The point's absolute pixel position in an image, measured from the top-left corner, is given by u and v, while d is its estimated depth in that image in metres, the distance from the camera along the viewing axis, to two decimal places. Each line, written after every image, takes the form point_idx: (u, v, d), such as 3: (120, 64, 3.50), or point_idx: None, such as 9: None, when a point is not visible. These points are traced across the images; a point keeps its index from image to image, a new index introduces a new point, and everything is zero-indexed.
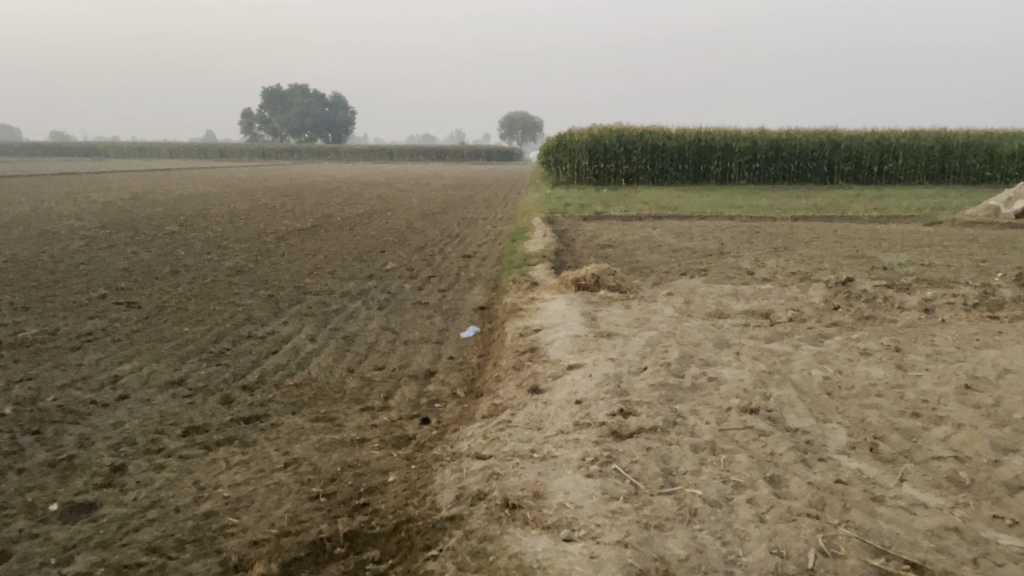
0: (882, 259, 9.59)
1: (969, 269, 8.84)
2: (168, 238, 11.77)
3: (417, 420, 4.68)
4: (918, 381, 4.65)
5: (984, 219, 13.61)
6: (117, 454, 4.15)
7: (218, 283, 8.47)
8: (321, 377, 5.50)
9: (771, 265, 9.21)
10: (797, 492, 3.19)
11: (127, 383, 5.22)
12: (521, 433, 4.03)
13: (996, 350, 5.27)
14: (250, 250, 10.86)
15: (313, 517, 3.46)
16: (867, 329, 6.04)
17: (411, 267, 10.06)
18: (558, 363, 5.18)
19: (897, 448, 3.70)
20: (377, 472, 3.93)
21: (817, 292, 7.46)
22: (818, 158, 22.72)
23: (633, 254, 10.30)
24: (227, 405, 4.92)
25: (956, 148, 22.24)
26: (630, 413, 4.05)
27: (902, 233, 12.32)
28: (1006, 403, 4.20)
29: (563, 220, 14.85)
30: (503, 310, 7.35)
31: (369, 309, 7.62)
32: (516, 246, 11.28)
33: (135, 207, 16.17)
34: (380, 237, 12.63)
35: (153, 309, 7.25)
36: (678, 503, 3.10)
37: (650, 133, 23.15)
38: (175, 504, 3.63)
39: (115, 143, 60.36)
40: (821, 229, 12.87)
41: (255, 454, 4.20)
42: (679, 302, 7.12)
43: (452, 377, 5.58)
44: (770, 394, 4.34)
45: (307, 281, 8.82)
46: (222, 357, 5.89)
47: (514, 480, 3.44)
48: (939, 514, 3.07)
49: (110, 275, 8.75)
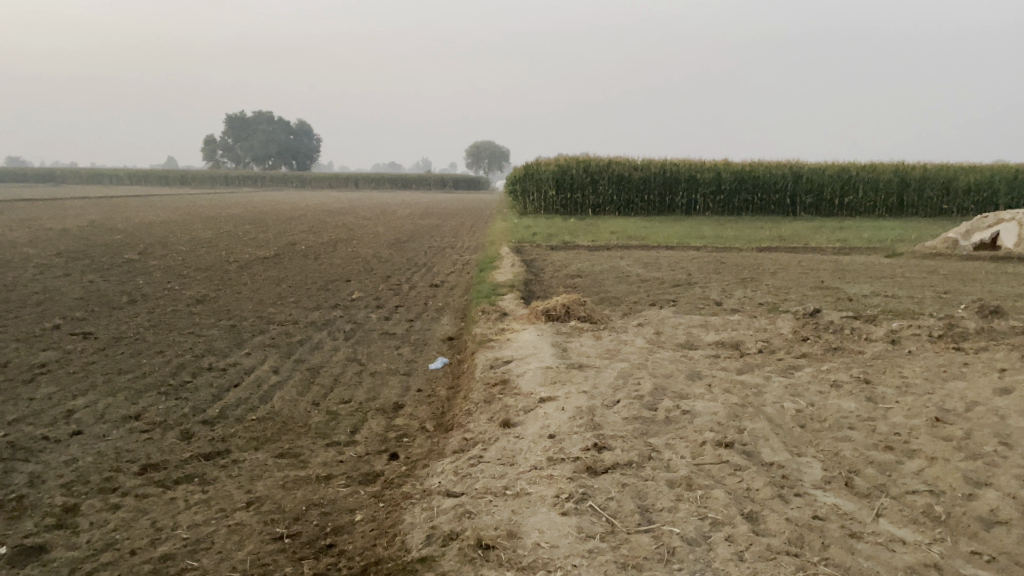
0: (848, 290, 9.71)
1: (933, 300, 8.99)
2: (127, 266, 11.53)
3: (385, 455, 4.57)
4: (889, 413, 4.66)
5: (944, 251, 13.91)
6: (70, 493, 3.97)
7: (178, 313, 8.27)
8: (285, 411, 5.35)
9: (737, 295, 9.29)
10: (775, 529, 3.14)
11: (81, 418, 5.02)
12: (493, 468, 3.94)
13: (964, 382, 5.32)
14: (212, 278, 10.66)
15: (277, 559, 3.32)
16: (836, 361, 6.08)
17: (378, 296, 9.94)
18: (530, 396, 5.10)
19: (872, 482, 3.68)
20: (344, 511, 3.80)
21: (785, 323, 7.51)
22: (780, 189, 23.15)
23: (601, 284, 10.32)
24: (187, 441, 4.75)
25: (913, 181, 22.76)
26: (603, 448, 3.99)
27: (865, 264, 12.52)
28: (977, 436, 4.22)
29: (531, 249, 14.87)
30: (472, 340, 7.27)
31: (335, 339, 7.49)
32: (484, 275, 11.23)
33: (93, 234, 15.85)
34: (346, 266, 12.51)
35: (110, 339, 7.04)
36: (656, 541, 3.03)
37: (616, 163, 23.38)
38: (130, 546, 3.46)
39: (74, 170, 59.56)
40: (786, 259, 13.04)
41: (216, 493, 4.04)
42: (649, 333, 7.11)
43: (421, 410, 5.47)
44: (744, 427, 4.31)
45: (271, 311, 8.66)
46: (182, 390, 5.71)
47: (488, 519, 3.34)
48: (919, 551, 3.04)
49: (66, 305, 8.49)
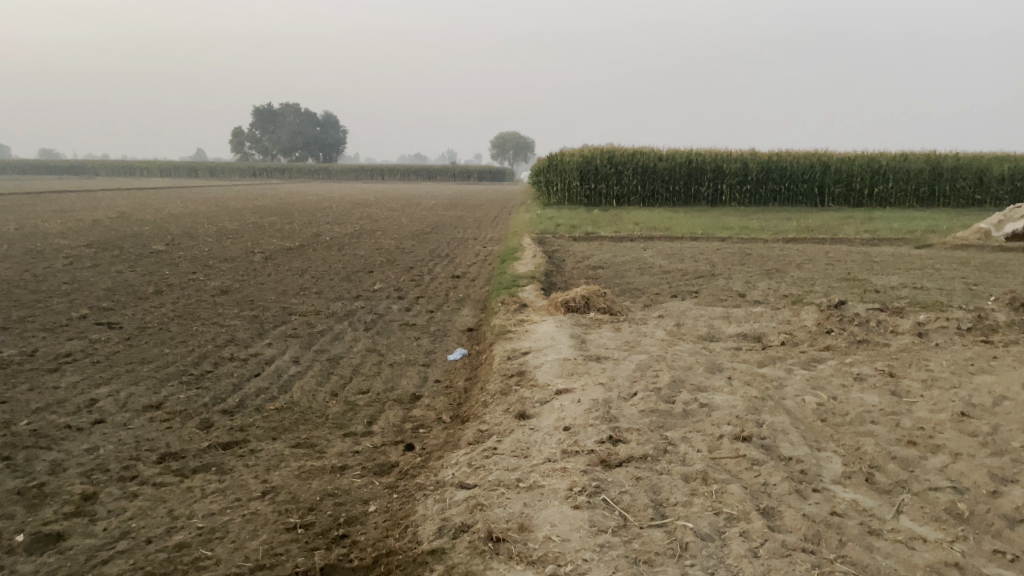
0: (875, 282, 9.55)
1: (963, 292, 8.80)
2: (154, 257, 11.65)
3: (401, 446, 4.56)
4: (913, 408, 4.56)
5: (975, 242, 13.63)
6: (89, 481, 4.01)
7: (202, 303, 8.34)
8: (303, 401, 5.37)
9: (761, 287, 9.16)
10: (792, 525, 3.08)
11: (103, 406, 5.08)
12: (507, 461, 3.91)
13: (991, 376, 5.20)
14: (236, 269, 10.74)
15: (289, 550, 3.32)
16: (860, 354, 5.97)
17: (399, 287, 9.96)
18: (547, 388, 5.06)
19: (894, 477, 3.60)
20: (358, 501, 3.80)
21: (809, 315, 7.40)
22: (808, 179, 22.81)
23: (624, 276, 10.24)
24: (206, 431, 4.78)
25: (945, 171, 22.34)
26: (619, 441, 3.94)
27: (895, 255, 12.31)
28: (1004, 431, 4.12)
29: (553, 240, 14.84)
30: (492, 332, 7.24)
31: (355, 330, 7.50)
32: (506, 266, 11.20)
33: (121, 226, 16.04)
34: (369, 257, 12.54)
35: (134, 329, 7.11)
36: (669, 537, 2.98)
37: (641, 153, 23.17)
38: (146, 535, 3.48)
39: (104, 163, 60.46)
40: (813, 251, 12.85)
41: (232, 482, 4.06)
42: (670, 325, 7.03)
43: (438, 401, 5.46)
44: (763, 421, 4.23)
45: (294, 301, 8.70)
46: (203, 379, 5.75)
47: (500, 511, 3.32)
48: (939, 549, 2.96)
49: (93, 295, 8.61)
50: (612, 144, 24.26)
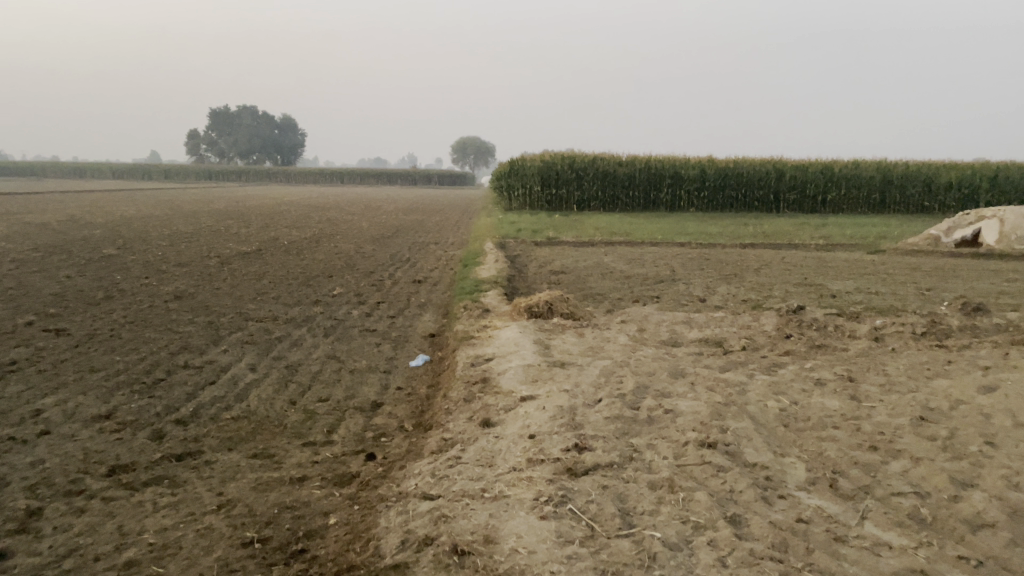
0: (831, 287, 9.71)
1: (916, 297, 8.99)
2: (105, 261, 11.31)
3: (362, 456, 4.45)
4: (873, 412, 4.60)
5: (926, 248, 13.97)
6: (34, 496, 3.83)
7: (155, 309, 8.12)
8: (261, 410, 5.23)
9: (721, 292, 9.23)
10: (759, 533, 3.06)
11: (50, 417, 4.88)
12: (471, 470, 3.84)
13: (947, 380, 5.29)
14: (191, 273, 10.48)
15: (246, 566, 3.21)
16: (820, 358, 6.03)
17: (360, 292, 9.82)
18: (511, 394, 5.01)
19: (857, 483, 3.63)
20: (318, 514, 3.69)
21: (769, 320, 7.47)
22: (764, 186, 23.16)
23: (585, 281, 10.24)
24: (158, 441, 4.62)
25: (896, 179, 22.87)
26: (585, 448, 3.90)
27: (849, 260, 12.55)
28: (962, 435, 4.18)
29: (515, 245, 14.81)
30: (454, 337, 7.17)
31: (314, 336, 7.36)
32: (467, 271, 11.14)
33: (71, 229, 15.57)
34: (328, 262, 12.35)
35: (84, 336, 6.88)
36: (636, 547, 2.94)
37: (602, 159, 23.30)
38: (94, 552, 3.33)
39: (52, 162, 58.79)
40: (770, 256, 13.04)
41: (186, 495, 3.92)
42: (633, 330, 7.04)
43: (400, 408, 5.37)
44: (728, 427, 4.23)
45: (250, 307, 8.51)
46: (155, 388, 5.57)
47: (464, 523, 3.25)
48: (905, 556, 2.97)
49: (40, 300, 8.32)
50: (572, 150, 24.34)
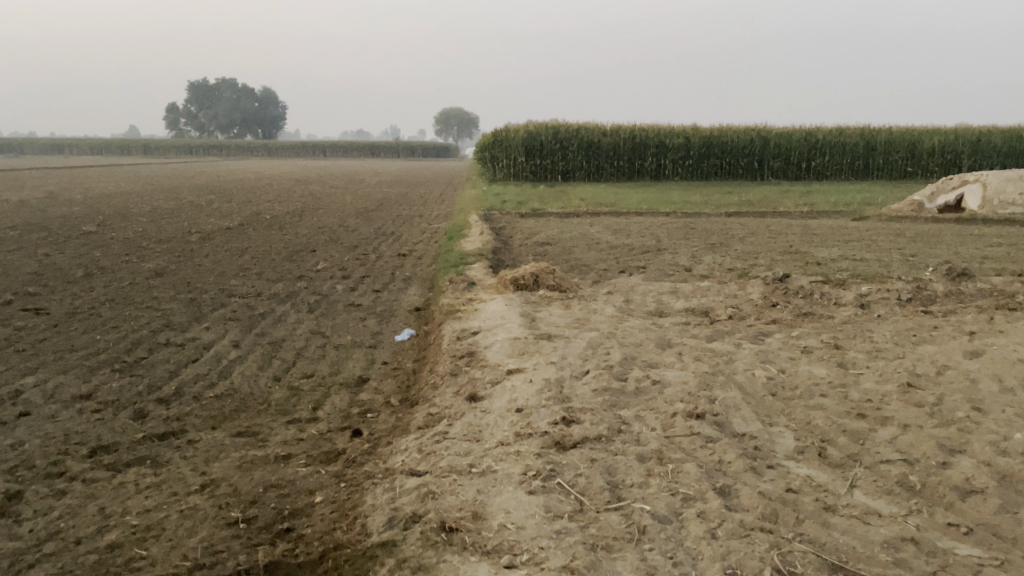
0: (816, 254, 9.70)
1: (900, 263, 9.00)
2: (84, 238, 11.12)
3: (348, 432, 4.40)
4: (860, 379, 4.59)
5: (909, 213, 13.99)
6: (13, 479, 3.76)
7: (136, 286, 7.99)
8: (244, 387, 5.16)
9: (707, 261, 9.21)
10: (748, 504, 3.05)
11: (29, 398, 4.79)
12: (459, 446, 3.80)
13: (933, 346, 5.30)
14: (172, 250, 10.31)
15: (231, 547, 3.16)
16: (806, 326, 6.02)
17: (343, 266, 9.71)
18: (497, 368, 4.97)
19: (845, 451, 3.62)
20: (302, 492, 3.65)
21: (755, 288, 7.46)
22: (748, 154, 23.09)
23: (570, 252, 10.17)
24: (140, 421, 4.55)
25: (879, 145, 22.89)
26: (572, 422, 3.87)
27: (834, 227, 12.54)
28: (949, 401, 4.18)
29: (500, 216, 14.72)
30: (439, 311, 7.10)
31: (298, 312, 7.27)
32: (452, 244, 11.06)
33: (49, 205, 15.33)
34: (312, 236, 12.21)
35: (63, 315, 6.75)
36: (626, 520, 2.92)
37: (586, 128, 23.14)
38: (76, 536, 3.26)
39: (27, 139, 57.69)
40: (754, 224, 13.02)
41: (169, 476, 3.86)
42: (620, 301, 7.00)
43: (386, 384, 5.32)
44: (715, 397, 4.21)
45: (233, 283, 8.38)
46: (137, 367, 5.48)
47: (452, 500, 3.21)
48: (894, 524, 2.97)
49: (18, 279, 8.16)
50: (556, 119, 24.13)
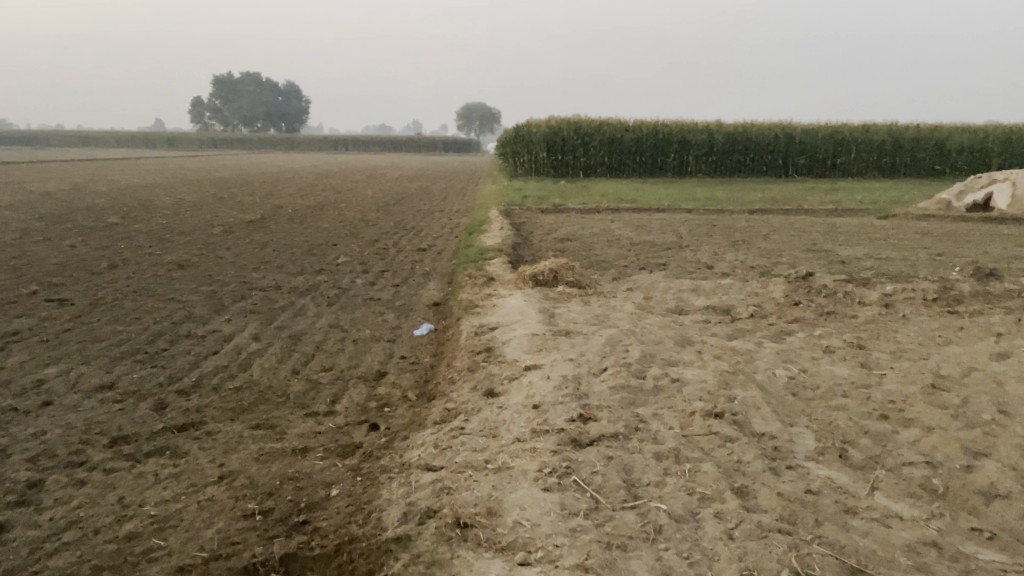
0: (840, 252, 9.57)
1: (927, 262, 8.85)
2: (108, 230, 11.23)
3: (366, 426, 4.41)
4: (884, 380, 4.52)
5: (936, 212, 13.77)
6: (35, 468, 3.80)
7: (158, 278, 8.05)
8: (263, 379, 5.18)
9: (729, 259, 9.11)
10: (766, 505, 3.01)
11: (52, 388, 4.84)
12: (475, 442, 3.78)
13: (960, 347, 5.20)
14: (194, 243, 10.38)
15: (247, 538, 3.17)
16: (829, 325, 5.93)
17: (363, 260, 9.73)
18: (515, 364, 4.94)
19: (867, 453, 3.56)
20: (319, 485, 3.66)
21: (777, 286, 7.37)
22: (772, 150, 22.87)
23: (590, 248, 10.12)
24: (160, 412, 4.58)
25: (906, 143, 22.56)
26: (589, 419, 3.84)
27: (859, 225, 12.37)
28: (974, 403, 4.10)
29: (520, 212, 14.68)
30: (458, 306, 7.09)
31: (318, 306, 7.29)
32: (472, 239, 11.04)
33: (75, 197, 15.51)
34: (332, 230, 12.25)
35: (86, 306, 6.82)
36: (642, 519, 2.89)
37: (608, 124, 23.02)
38: (95, 525, 3.29)
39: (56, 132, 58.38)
40: (777, 222, 12.89)
41: (188, 467, 3.88)
42: (639, 298, 6.95)
43: (403, 378, 5.32)
44: (735, 396, 4.16)
45: (254, 276, 8.43)
46: (158, 358, 5.53)
47: (467, 495, 3.20)
48: (915, 528, 2.92)
49: (43, 270, 8.26)
50: (578, 115, 24.04)
